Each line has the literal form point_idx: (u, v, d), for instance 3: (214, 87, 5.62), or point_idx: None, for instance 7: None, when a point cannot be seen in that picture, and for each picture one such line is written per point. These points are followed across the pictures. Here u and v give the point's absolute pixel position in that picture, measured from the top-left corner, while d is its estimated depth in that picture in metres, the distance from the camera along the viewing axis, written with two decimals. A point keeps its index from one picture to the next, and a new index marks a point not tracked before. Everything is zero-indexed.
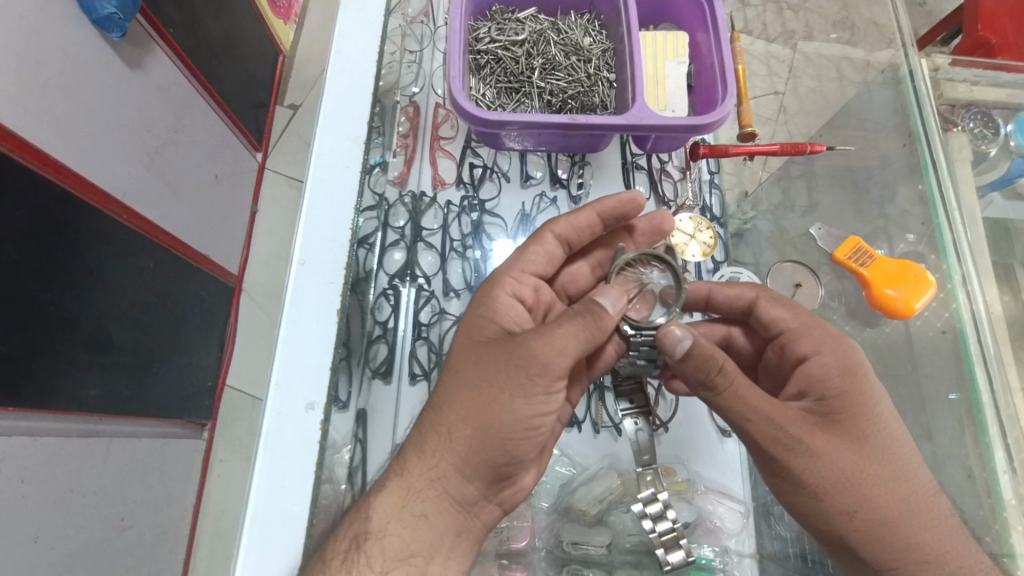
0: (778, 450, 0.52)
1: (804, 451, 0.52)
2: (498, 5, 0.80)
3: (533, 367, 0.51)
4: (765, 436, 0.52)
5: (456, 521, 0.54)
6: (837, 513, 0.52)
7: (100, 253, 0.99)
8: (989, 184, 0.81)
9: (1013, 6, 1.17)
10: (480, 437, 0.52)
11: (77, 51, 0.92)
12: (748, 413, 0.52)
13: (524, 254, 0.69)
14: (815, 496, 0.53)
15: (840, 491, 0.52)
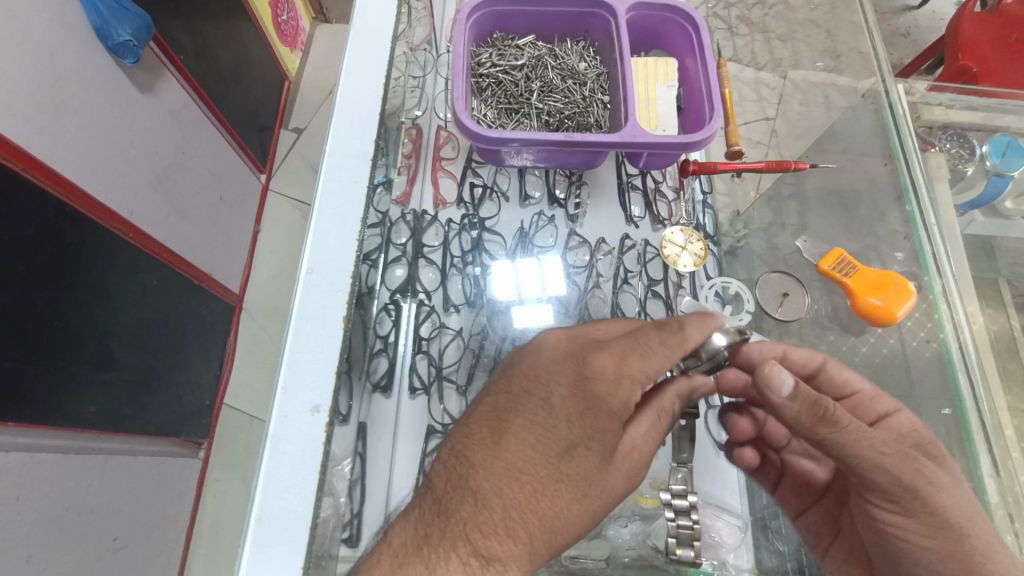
0: (913, 491, 0.50)
1: (938, 492, 0.51)
2: (498, 32, 0.84)
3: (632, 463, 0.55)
4: (892, 471, 0.50)
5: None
6: (968, 562, 0.51)
7: (105, 271, 1.01)
8: (966, 203, 0.84)
9: (992, 36, 1.23)
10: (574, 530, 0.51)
11: (91, 76, 0.96)
12: (882, 451, 0.50)
13: (650, 346, 0.55)
14: (941, 537, 0.51)
15: (957, 529, 0.51)
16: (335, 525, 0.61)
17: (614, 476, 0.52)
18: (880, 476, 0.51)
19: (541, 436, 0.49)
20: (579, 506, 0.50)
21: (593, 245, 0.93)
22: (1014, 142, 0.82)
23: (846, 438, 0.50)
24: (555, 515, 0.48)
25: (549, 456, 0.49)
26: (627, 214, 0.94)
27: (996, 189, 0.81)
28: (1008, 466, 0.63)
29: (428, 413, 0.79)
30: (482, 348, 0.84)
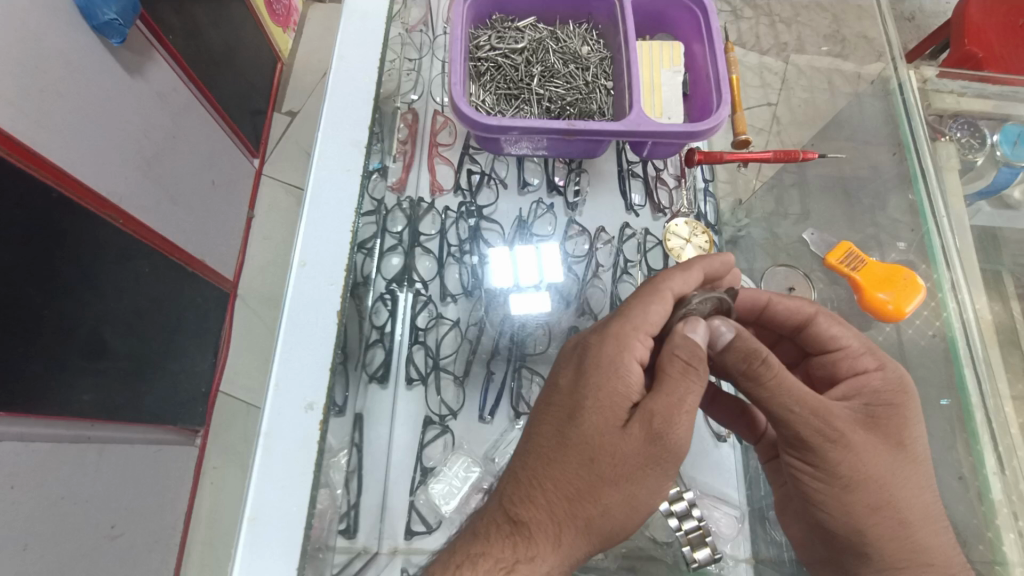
0: (817, 442, 0.51)
1: (843, 448, 0.51)
2: (498, 14, 0.81)
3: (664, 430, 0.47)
4: (803, 425, 0.51)
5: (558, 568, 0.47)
6: (848, 508, 0.53)
7: (96, 258, 0.99)
8: (977, 191, 0.83)
9: (999, 21, 1.20)
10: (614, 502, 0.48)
11: (75, 55, 0.93)
12: (795, 406, 0.50)
13: (646, 312, 0.54)
14: (832, 488, 0.53)
15: (865, 483, 0.52)
16: (333, 518, 0.61)
17: (628, 434, 0.48)
18: (786, 427, 0.52)
19: (550, 407, 0.53)
20: (591, 471, 0.48)
21: (592, 234, 0.91)
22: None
23: (762, 392, 0.50)
24: (566, 480, 0.48)
25: (562, 431, 0.50)
26: (627, 202, 0.92)
27: (1005, 179, 0.81)
28: (1011, 460, 0.63)
29: (425, 404, 0.78)
30: (480, 339, 0.83)
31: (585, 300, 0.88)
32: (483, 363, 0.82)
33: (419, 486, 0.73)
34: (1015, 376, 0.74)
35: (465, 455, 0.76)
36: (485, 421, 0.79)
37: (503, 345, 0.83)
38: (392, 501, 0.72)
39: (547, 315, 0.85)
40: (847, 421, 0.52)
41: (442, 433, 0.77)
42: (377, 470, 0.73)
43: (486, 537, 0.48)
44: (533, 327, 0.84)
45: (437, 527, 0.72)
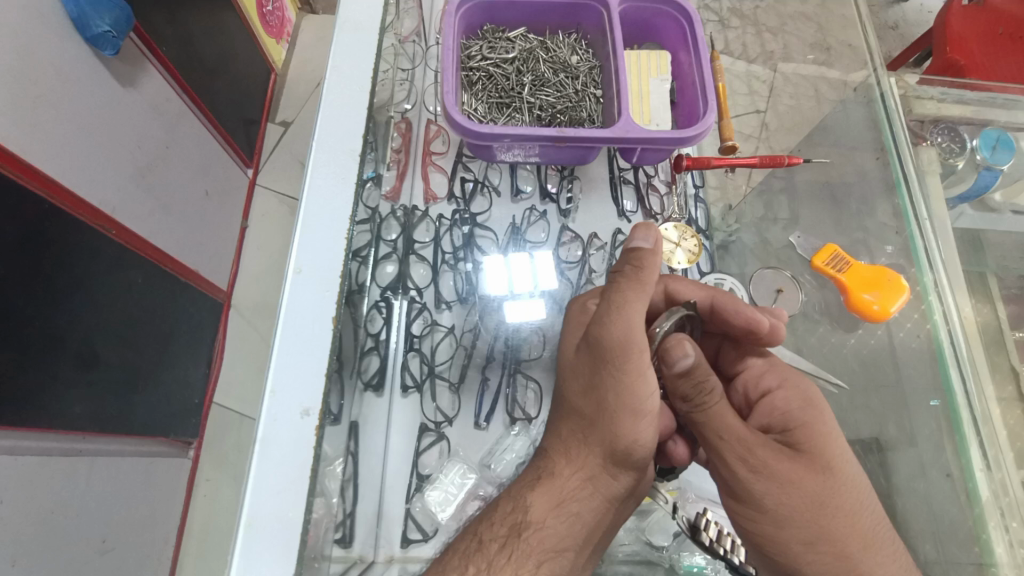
0: (742, 471, 0.52)
1: (765, 477, 0.51)
2: (489, 25, 0.83)
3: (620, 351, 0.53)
4: (729, 451, 0.53)
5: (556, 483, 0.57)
6: (782, 542, 0.51)
7: (89, 269, 0.99)
8: (957, 196, 0.84)
9: (979, 30, 1.24)
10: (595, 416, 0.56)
11: (68, 68, 0.93)
12: (721, 433, 0.54)
13: None
14: (765, 522, 0.51)
15: (797, 516, 0.50)
16: (329, 527, 0.60)
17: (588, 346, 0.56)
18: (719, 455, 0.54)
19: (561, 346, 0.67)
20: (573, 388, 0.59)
21: (585, 241, 0.92)
22: (1003, 136, 0.84)
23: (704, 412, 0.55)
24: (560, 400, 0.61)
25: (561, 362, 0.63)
26: (619, 209, 0.93)
27: (986, 182, 0.83)
28: (997, 456, 0.64)
29: (420, 411, 0.78)
30: (475, 345, 0.84)
31: None
32: (478, 368, 0.83)
33: (415, 494, 0.74)
34: (1002, 377, 0.75)
35: (461, 462, 0.77)
36: (480, 427, 0.79)
37: (497, 351, 0.84)
38: (388, 509, 0.72)
39: (542, 321, 0.85)
40: (773, 450, 0.52)
41: (438, 440, 0.77)
42: (373, 479, 0.72)
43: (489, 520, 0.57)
44: (527, 334, 0.84)
45: (433, 534, 0.72)
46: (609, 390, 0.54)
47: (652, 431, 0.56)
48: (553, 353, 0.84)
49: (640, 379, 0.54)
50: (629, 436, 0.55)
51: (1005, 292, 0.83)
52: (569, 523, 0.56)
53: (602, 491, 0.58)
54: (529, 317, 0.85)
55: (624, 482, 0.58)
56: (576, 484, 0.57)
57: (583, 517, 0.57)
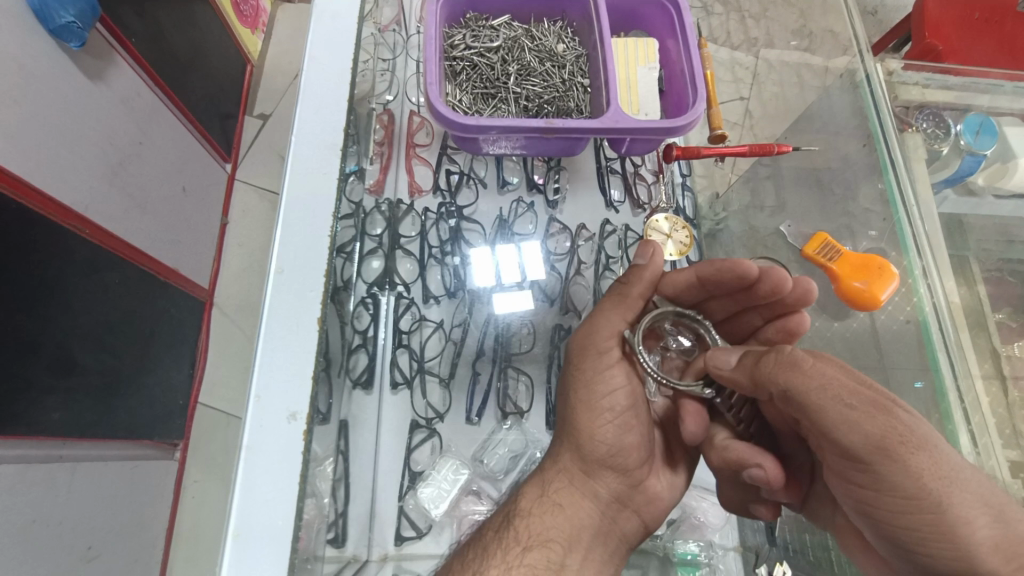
0: (886, 441, 0.42)
1: (916, 445, 0.42)
2: (472, 13, 0.81)
3: (584, 360, 0.61)
4: (858, 430, 0.42)
5: (542, 486, 0.60)
6: (935, 527, 0.43)
7: (63, 270, 0.95)
8: (942, 181, 0.85)
9: (958, 15, 1.24)
10: (569, 427, 0.61)
11: (32, 61, 0.89)
12: (846, 399, 0.43)
13: None
14: (919, 510, 0.42)
15: (946, 488, 0.42)
16: (321, 528, 0.60)
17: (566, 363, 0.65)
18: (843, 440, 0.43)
19: None
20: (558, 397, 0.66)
21: (573, 232, 0.92)
22: (987, 121, 0.83)
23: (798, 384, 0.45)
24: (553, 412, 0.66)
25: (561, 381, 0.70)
26: (606, 199, 0.92)
27: (970, 167, 0.82)
28: (985, 440, 0.64)
29: (411, 408, 0.78)
30: (465, 341, 0.83)
31: (569, 297, 0.88)
32: (468, 364, 0.82)
33: (408, 491, 0.73)
34: (984, 358, 0.76)
35: (454, 458, 0.76)
36: (472, 422, 0.79)
37: (488, 345, 0.83)
38: (380, 507, 0.72)
39: (531, 314, 0.85)
40: (910, 415, 0.43)
41: (430, 436, 0.77)
42: (364, 478, 0.72)
43: (491, 533, 0.57)
44: (516, 326, 0.85)
45: (427, 531, 0.72)
46: (572, 390, 0.61)
47: (612, 431, 0.59)
48: (544, 347, 0.84)
49: (600, 379, 0.59)
50: (591, 435, 0.59)
51: (985, 275, 0.85)
52: (553, 514, 0.58)
53: (582, 486, 0.60)
54: (518, 310, 0.85)
55: (603, 479, 0.60)
56: (572, 494, 0.59)
57: (567, 510, 0.58)
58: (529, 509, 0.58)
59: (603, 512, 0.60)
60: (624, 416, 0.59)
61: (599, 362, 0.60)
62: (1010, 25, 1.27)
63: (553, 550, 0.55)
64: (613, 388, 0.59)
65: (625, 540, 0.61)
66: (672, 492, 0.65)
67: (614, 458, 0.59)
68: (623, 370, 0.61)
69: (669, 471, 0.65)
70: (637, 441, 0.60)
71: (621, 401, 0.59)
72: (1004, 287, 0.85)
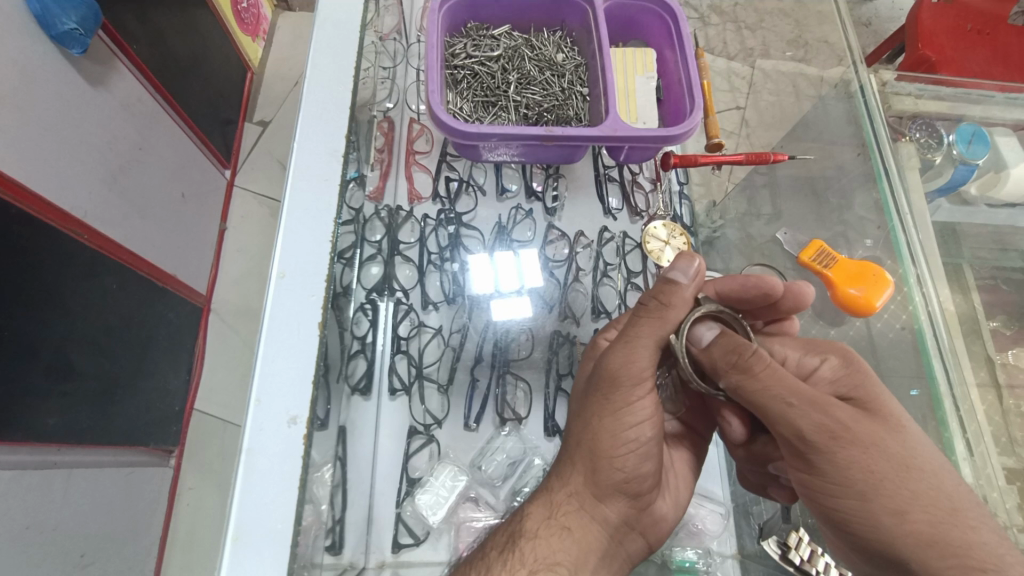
0: (818, 437, 0.46)
1: (850, 442, 0.45)
2: (473, 22, 0.82)
3: (614, 387, 0.54)
4: (794, 422, 0.47)
5: (551, 508, 0.57)
6: (874, 517, 0.45)
7: (60, 274, 0.95)
8: (936, 190, 0.86)
9: (950, 26, 1.26)
10: (590, 454, 0.55)
11: (34, 68, 0.90)
12: (788, 398, 0.47)
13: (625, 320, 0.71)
14: (850, 496, 0.46)
15: (881, 484, 0.45)
16: (318, 534, 0.59)
17: (592, 384, 0.57)
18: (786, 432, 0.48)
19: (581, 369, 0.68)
20: (575, 418, 0.59)
21: (571, 239, 0.92)
22: (979, 130, 0.85)
23: (745, 378, 0.49)
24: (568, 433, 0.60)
25: (575, 396, 0.63)
26: (605, 206, 0.93)
27: (962, 176, 0.84)
28: (980, 447, 0.64)
29: (409, 414, 0.77)
30: (464, 346, 0.83)
31: (567, 304, 0.88)
32: (467, 370, 0.82)
33: (406, 498, 0.72)
34: (979, 365, 0.76)
35: (452, 465, 0.76)
36: (470, 428, 0.79)
37: (486, 351, 0.83)
38: (378, 513, 0.71)
39: (531, 320, 0.86)
40: (848, 410, 0.47)
41: (428, 442, 0.77)
42: (362, 485, 0.71)
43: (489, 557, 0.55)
44: (515, 332, 0.85)
45: (425, 537, 0.71)
46: (598, 417, 0.55)
47: (634, 459, 0.55)
48: (543, 353, 0.84)
49: (628, 409, 0.54)
50: (614, 463, 0.55)
51: (979, 282, 0.86)
52: (562, 536, 0.55)
53: (594, 511, 0.57)
54: (518, 317, 0.85)
55: (616, 504, 0.57)
56: (582, 519, 0.56)
57: (577, 533, 0.55)
58: (536, 534, 0.55)
59: (611, 535, 0.57)
60: (647, 447, 0.55)
61: (632, 390, 0.54)
62: (1001, 36, 1.29)
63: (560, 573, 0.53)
64: (641, 420, 0.54)
65: (627, 560, 0.59)
66: (673, 510, 0.64)
67: (629, 485, 0.56)
68: (650, 398, 0.56)
69: (671, 490, 0.64)
70: (654, 469, 0.57)
71: (646, 432, 0.55)
72: (998, 295, 0.86)
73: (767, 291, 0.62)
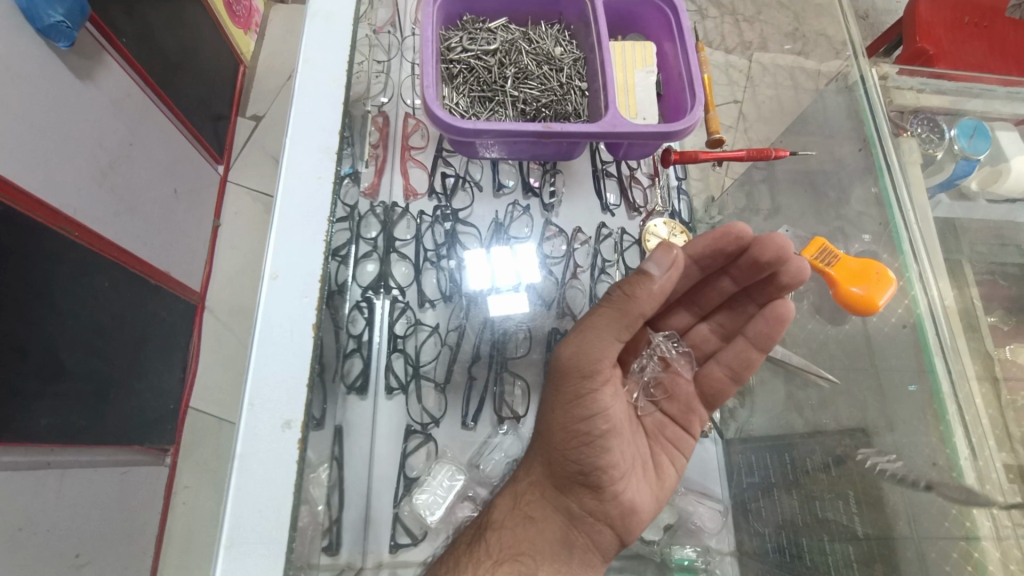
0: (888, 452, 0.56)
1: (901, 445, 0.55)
2: (469, 15, 0.81)
3: (564, 381, 0.59)
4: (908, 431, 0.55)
5: (512, 501, 0.63)
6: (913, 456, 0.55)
7: (50, 275, 0.94)
8: (937, 185, 0.86)
9: (946, 19, 1.26)
10: (546, 446, 0.61)
11: (19, 61, 0.87)
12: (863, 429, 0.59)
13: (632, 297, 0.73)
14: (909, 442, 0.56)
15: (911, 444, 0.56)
16: (317, 534, 0.59)
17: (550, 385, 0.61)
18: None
19: None
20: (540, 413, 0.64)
21: (569, 235, 0.91)
22: (980, 125, 0.84)
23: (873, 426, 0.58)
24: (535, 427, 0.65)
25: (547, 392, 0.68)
26: (603, 202, 0.92)
27: (964, 171, 0.84)
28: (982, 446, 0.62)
29: (406, 413, 0.77)
30: (461, 345, 0.82)
31: (566, 301, 0.87)
32: (464, 368, 0.81)
33: (403, 498, 0.72)
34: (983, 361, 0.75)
35: (450, 463, 0.75)
36: (468, 427, 0.78)
37: (485, 349, 0.83)
38: (375, 512, 0.71)
39: (529, 317, 0.85)
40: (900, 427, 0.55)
41: (426, 441, 0.76)
42: (359, 484, 0.71)
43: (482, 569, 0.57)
44: (514, 330, 0.84)
45: (423, 537, 0.71)
46: (553, 411, 0.60)
47: (593, 457, 0.59)
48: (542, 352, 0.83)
49: (578, 399, 0.58)
50: (570, 457, 0.59)
51: (978, 278, 0.85)
52: (523, 526, 0.61)
53: (555, 501, 0.62)
54: (517, 313, 0.85)
55: (576, 496, 0.62)
56: (539, 513, 0.61)
57: (538, 524, 0.61)
58: (500, 527, 0.61)
59: (574, 525, 0.61)
60: (601, 439, 0.59)
61: (582, 382, 0.58)
62: (998, 29, 1.28)
63: (522, 563, 0.58)
64: (591, 413, 0.58)
65: (599, 553, 0.62)
66: (647, 503, 0.65)
67: (587, 478, 0.60)
68: (602, 390, 0.60)
69: (650, 482, 0.67)
70: (614, 463, 0.60)
71: (598, 426, 0.59)
72: (997, 290, 0.85)
73: (738, 236, 0.66)
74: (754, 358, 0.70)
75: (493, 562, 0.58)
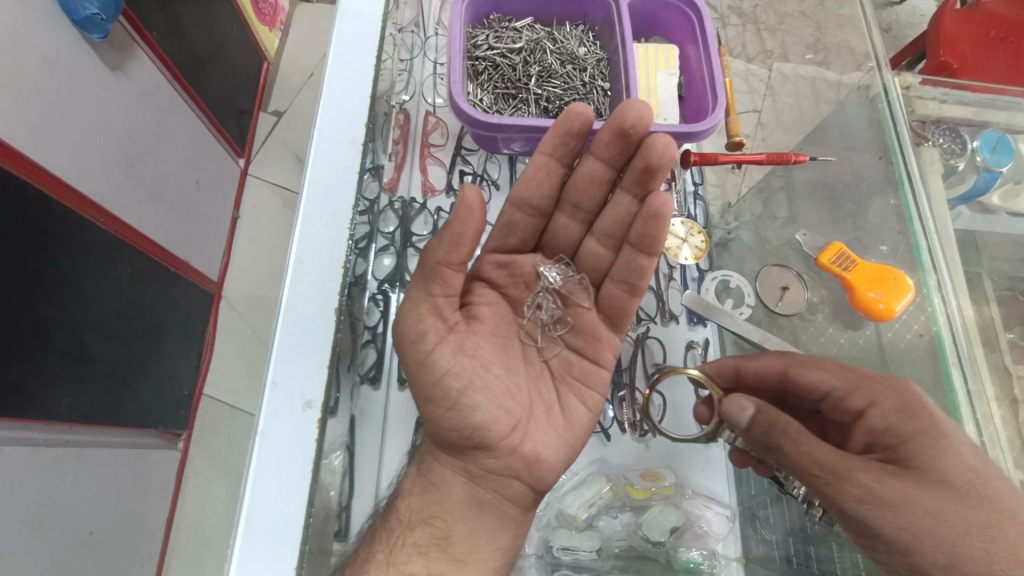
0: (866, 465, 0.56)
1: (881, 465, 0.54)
2: (495, 13, 0.82)
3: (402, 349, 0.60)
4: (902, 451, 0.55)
5: (418, 470, 0.64)
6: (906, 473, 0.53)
7: (76, 259, 0.96)
8: (958, 196, 0.85)
9: (971, 32, 1.25)
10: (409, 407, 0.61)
11: (55, 51, 0.90)
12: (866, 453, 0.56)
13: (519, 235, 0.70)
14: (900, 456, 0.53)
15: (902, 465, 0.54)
16: (328, 520, 0.61)
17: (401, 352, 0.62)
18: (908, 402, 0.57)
19: None
20: None
21: None
22: (1003, 138, 0.85)
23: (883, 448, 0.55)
24: None
25: None
26: None
27: (985, 183, 0.83)
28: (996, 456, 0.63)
29: (418, 405, 0.77)
30: None
31: None
32: None
33: None
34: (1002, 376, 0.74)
35: None
36: None
37: None
38: (384, 503, 0.71)
39: None
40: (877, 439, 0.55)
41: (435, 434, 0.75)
42: (369, 472, 0.72)
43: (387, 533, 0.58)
44: None
45: None
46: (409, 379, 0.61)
47: (466, 419, 0.59)
48: None
49: (422, 365, 0.59)
50: (437, 425, 0.60)
51: (998, 293, 0.84)
52: (427, 494, 0.61)
53: (450, 463, 0.63)
54: None
55: (470, 459, 0.62)
56: (434, 477, 0.62)
57: (439, 489, 0.61)
58: (408, 493, 0.62)
59: (477, 485, 0.62)
60: (462, 400, 0.59)
61: (415, 348, 0.59)
62: None
63: (434, 526, 0.59)
64: (438, 376, 0.58)
65: (514, 504, 0.63)
66: (548, 453, 0.64)
67: (470, 440, 0.60)
68: (444, 351, 0.59)
69: (557, 429, 0.67)
70: (495, 418, 0.60)
71: (452, 388, 0.58)
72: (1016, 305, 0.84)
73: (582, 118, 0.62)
74: (643, 264, 0.65)
75: (405, 527, 0.58)
